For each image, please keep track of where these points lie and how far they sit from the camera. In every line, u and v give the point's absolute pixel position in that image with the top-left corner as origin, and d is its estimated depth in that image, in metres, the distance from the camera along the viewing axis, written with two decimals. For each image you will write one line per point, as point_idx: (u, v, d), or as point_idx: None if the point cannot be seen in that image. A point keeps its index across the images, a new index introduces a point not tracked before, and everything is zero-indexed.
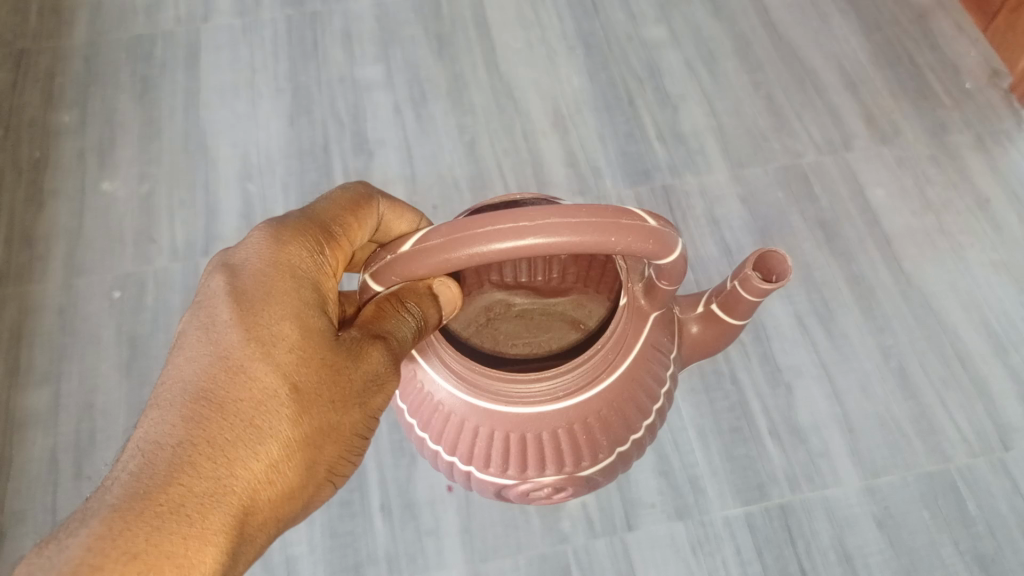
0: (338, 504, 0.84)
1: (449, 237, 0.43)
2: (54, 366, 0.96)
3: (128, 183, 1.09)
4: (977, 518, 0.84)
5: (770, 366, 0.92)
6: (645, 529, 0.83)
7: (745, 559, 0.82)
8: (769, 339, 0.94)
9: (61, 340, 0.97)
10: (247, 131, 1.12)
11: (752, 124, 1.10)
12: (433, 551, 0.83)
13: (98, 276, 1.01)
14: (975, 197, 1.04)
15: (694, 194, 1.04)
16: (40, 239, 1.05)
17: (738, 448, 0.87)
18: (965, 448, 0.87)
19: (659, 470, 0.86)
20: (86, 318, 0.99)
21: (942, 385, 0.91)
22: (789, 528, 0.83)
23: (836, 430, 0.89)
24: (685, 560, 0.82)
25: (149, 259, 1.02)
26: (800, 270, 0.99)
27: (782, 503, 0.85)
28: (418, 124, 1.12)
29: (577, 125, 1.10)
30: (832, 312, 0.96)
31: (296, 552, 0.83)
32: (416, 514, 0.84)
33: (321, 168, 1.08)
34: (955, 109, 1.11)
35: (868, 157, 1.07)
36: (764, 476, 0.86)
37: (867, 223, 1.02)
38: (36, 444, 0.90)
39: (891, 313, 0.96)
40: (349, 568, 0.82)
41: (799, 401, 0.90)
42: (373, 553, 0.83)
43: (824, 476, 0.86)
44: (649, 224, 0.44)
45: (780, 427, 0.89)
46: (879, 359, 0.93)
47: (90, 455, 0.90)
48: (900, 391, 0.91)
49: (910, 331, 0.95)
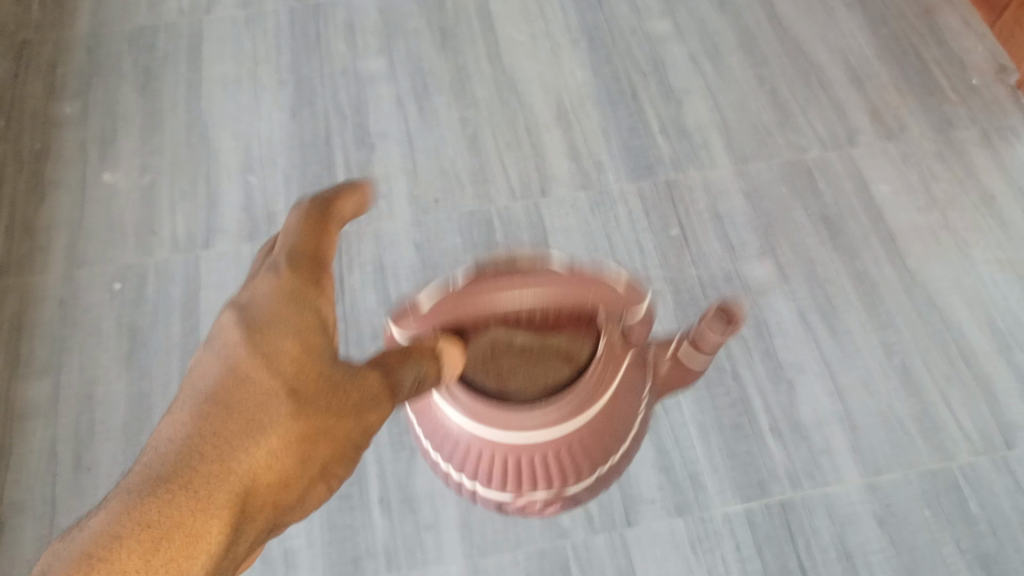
0: (337, 498, 0.84)
1: (426, 323, 0.35)
2: (55, 358, 0.95)
3: (130, 174, 1.09)
4: (979, 517, 0.83)
5: (772, 363, 0.91)
6: (645, 525, 0.83)
7: (745, 556, 0.82)
8: (771, 335, 0.93)
9: (61, 332, 0.97)
10: (250, 123, 1.12)
11: (757, 119, 1.09)
12: (432, 546, 0.82)
13: (99, 268, 1.01)
14: (981, 193, 1.04)
15: (697, 189, 1.04)
16: (41, 230, 1.04)
17: (739, 444, 0.87)
18: (968, 447, 0.87)
19: (660, 466, 0.86)
20: (87, 309, 0.98)
21: (946, 383, 0.90)
22: (790, 525, 0.83)
23: (838, 427, 0.88)
24: (684, 557, 0.82)
25: (150, 250, 1.02)
26: (803, 267, 0.98)
27: (783, 500, 0.84)
28: (421, 117, 1.11)
29: (580, 119, 1.10)
30: (835, 308, 0.95)
31: (295, 545, 0.82)
32: (415, 508, 0.84)
33: (322, 160, 1.08)
34: (961, 104, 1.10)
35: (873, 153, 1.07)
36: (765, 473, 0.85)
37: (871, 219, 1.02)
38: (37, 434, 0.90)
39: (895, 310, 0.95)
40: (347, 562, 0.81)
41: (801, 397, 0.89)
42: (372, 547, 0.82)
43: (826, 474, 0.85)
44: (624, 281, 0.38)
45: (781, 423, 0.88)
46: (882, 356, 0.92)
47: (90, 445, 0.90)
48: (903, 388, 0.90)
49: (913, 329, 0.94)
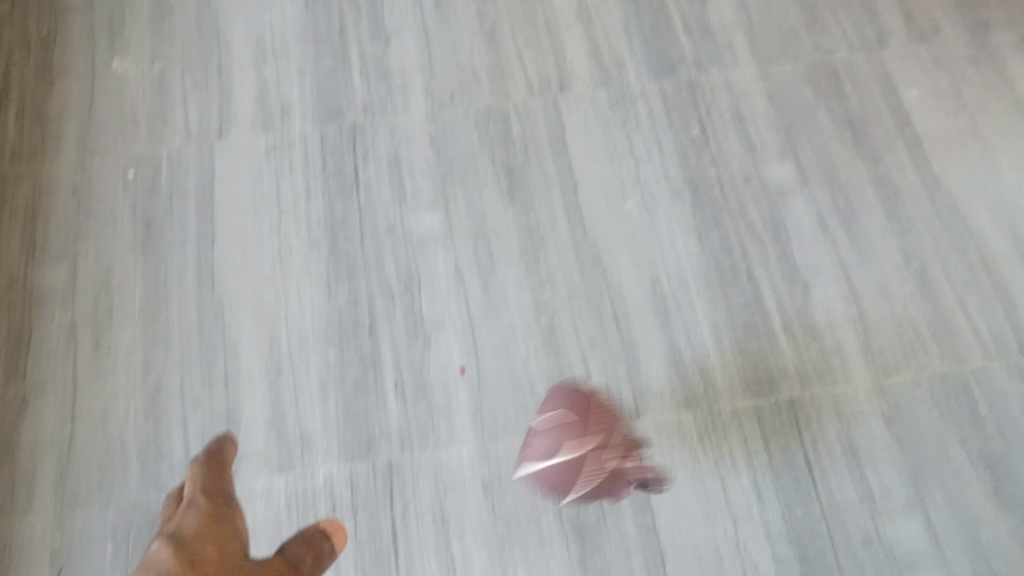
0: (351, 383, 0.82)
1: None
2: (70, 245, 0.90)
3: (139, 63, 1.01)
4: (987, 419, 0.82)
5: (788, 265, 0.89)
6: (653, 417, 0.81)
7: (751, 449, 0.80)
8: (788, 237, 0.90)
9: (76, 218, 0.91)
10: (263, 14, 1.04)
11: (784, 19, 1.05)
12: (443, 428, 0.80)
13: (111, 156, 0.95)
14: (1014, 99, 1.00)
15: (720, 90, 1.00)
16: (51, 118, 0.98)
17: (751, 342, 0.85)
18: (981, 351, 0.85)
19: (670, 361, 0.84)
20: (101, 197, 0.93)
21: (963, 289, 0.88)
22: (798, 421, 0.81)
23: (850, 329, 0.86)
24: (692, 448, 0.80)
25: (162, 140, 0.96)
26: (824, 168, 0.95)
27: (791, 398, 0.82)
28: (437, 9, 1.05)
29: (602, 16, 1.04)
30: (854, 212, 0.92)
31: (311, 429, 0.80)
32: (428, 394, 0.81)
33: (337, 54, 1.02)
34: (999, 9, 1.06)
35: (902, 57, 1.02)
36: (775, 370, 0.83)
37: (897, 123, 0.98)
38: (53, 318, 0.86)
39: (915, 215, 0.92)
40: (361, 444, 0.79)
41: (816, 299, 0.87)
42: (386, 429, 0.80)
43: (836, 374, 0.84)
44: None
45: (794, 323, 0.86)
46: (899, 262, 0.89)
47: (107, 329, 0.85)
48: (920, 293, 0.88)
49: (933, 234, 0.91)
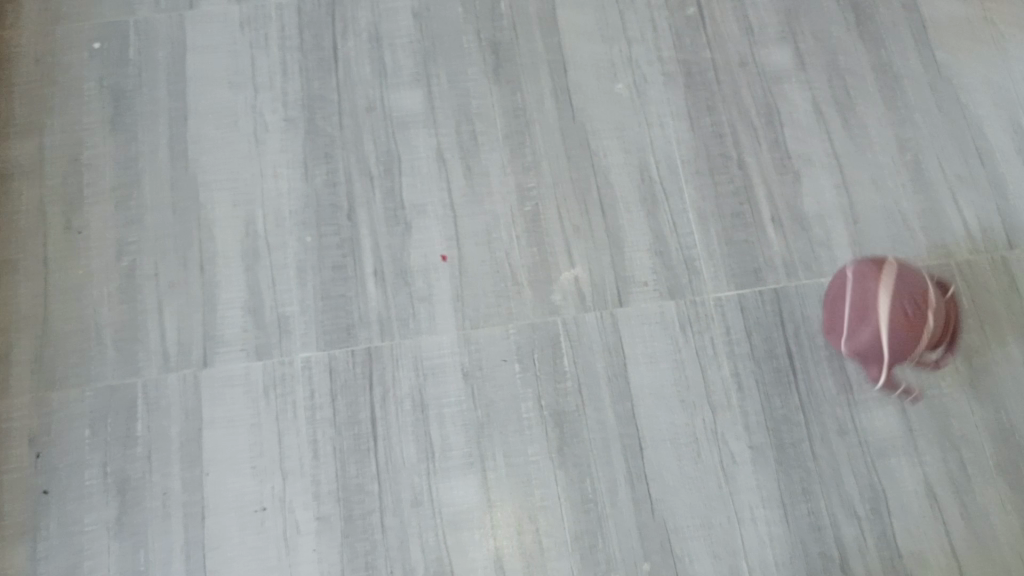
0: (330, 268, 0.80)
1: None
2: (37, 118, 0.86)
3: None
4: (968, 312, 0.78)
5: (780, 154, 0.84)
6: (635, 306, 0.79)
7: (732, 340, 0.78)
8: (782, 125, 0.86)
9: (42, 90, 0.87)
10: None
11: None
12: (424, 316, 0.79)
13: (76, 24, 0.90)
14: None
15: None
16: None
17: (738, 232, 0.82)
18: (969, 245, 0.81)
19: (655, 250, 0.81)
20: (67, 68, 0.88)
21: (957, 182, 0.83)
22: (781, 312, 0.79)
23: (840, 221, 0.82)
24: (673, 337, 0.78)
25: (131, 8, 0.90)
26: (823, 54, 0.88)
27: (776, 288, 0.79)
28: None
29: None
30: (853, 99, 0.86)
31: (289, 312, 0.79)
32: (409, 281, 0.80)
33: None
34: None
35: None
36: (761, 261, 0.80)
37: (904, 6, 0.90)
38: (24, 195, 0.83)
39: (915, 105, 0.86)
40: (341, 330, 0.78)
41: (806, 189, 0.83)
42: (365, 316, 0.79)
43: (823, 264, 0.80)
44: None
45: (782, 213, 0.82)
46: (895, 152, 0.84)
47: (80, 209, 0.82)
48: (912, 185, 0.83)
49: (932, 125, 0.85)
